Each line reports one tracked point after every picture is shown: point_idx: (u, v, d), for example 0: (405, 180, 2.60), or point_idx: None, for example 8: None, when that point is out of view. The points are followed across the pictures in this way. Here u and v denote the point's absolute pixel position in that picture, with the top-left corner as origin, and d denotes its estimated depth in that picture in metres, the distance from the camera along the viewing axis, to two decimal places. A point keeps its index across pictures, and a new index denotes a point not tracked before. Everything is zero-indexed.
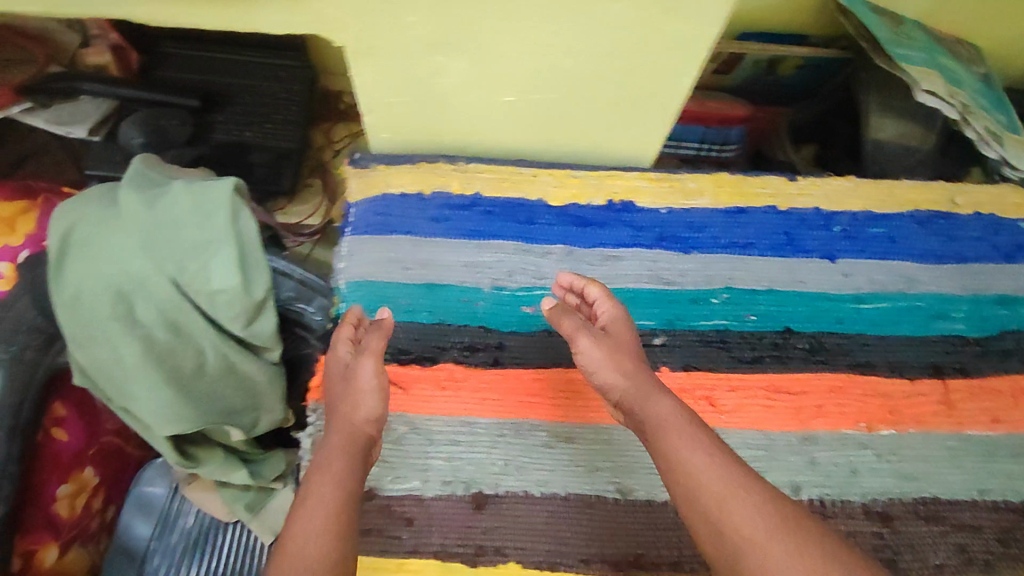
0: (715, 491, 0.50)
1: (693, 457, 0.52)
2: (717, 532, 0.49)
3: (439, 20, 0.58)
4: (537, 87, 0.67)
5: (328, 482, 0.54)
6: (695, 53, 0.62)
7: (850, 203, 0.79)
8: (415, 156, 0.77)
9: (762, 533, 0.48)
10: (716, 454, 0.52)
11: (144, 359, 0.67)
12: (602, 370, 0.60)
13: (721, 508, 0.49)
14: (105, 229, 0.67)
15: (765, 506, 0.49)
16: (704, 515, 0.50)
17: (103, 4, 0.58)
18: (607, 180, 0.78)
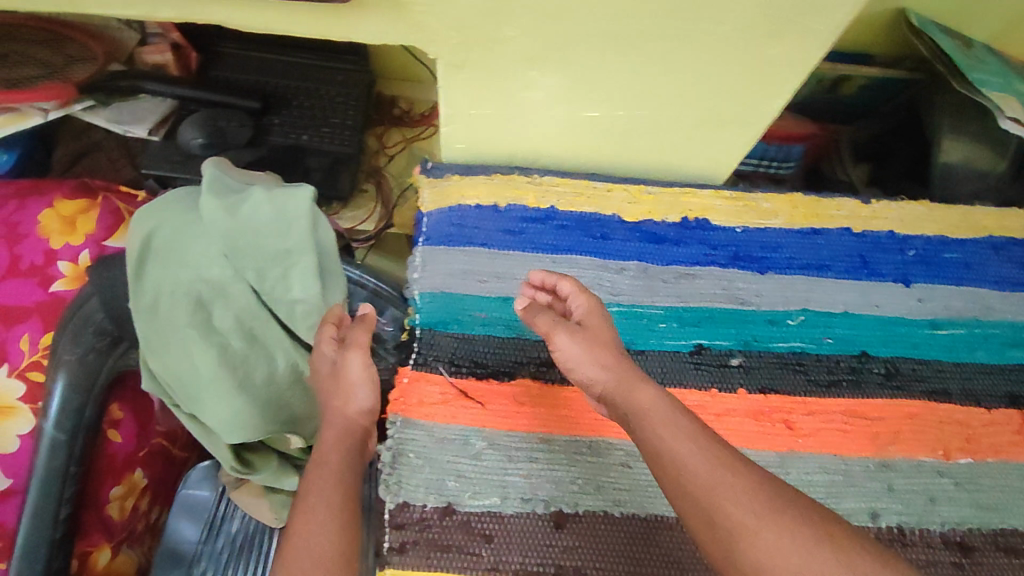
0: (696, 484, 0.49)
1: (679, 446, 0.51)
2: (708, 522, 0.48)
3: (542, 34, 0.57)
4: (626, 103, 0.66)
5: (327, 480, 0.55)
6: (796, 76, 0.61)
7: (925, 227, 0.78)
8: (488, 168, 0.76)
9: (756, 523, 0.47)
10: (702, 442, 0.52)
11: (219, 366, 0.67)
12: (585, 365, 0.58)
13: (710, 498, 0.48)
14: (187, 235, 0.67)
15: (756, 495, 0.48)
16: (692, 502, 0.49)
17: (199, 9, 0.57)
18: (683, 197, 0.77)
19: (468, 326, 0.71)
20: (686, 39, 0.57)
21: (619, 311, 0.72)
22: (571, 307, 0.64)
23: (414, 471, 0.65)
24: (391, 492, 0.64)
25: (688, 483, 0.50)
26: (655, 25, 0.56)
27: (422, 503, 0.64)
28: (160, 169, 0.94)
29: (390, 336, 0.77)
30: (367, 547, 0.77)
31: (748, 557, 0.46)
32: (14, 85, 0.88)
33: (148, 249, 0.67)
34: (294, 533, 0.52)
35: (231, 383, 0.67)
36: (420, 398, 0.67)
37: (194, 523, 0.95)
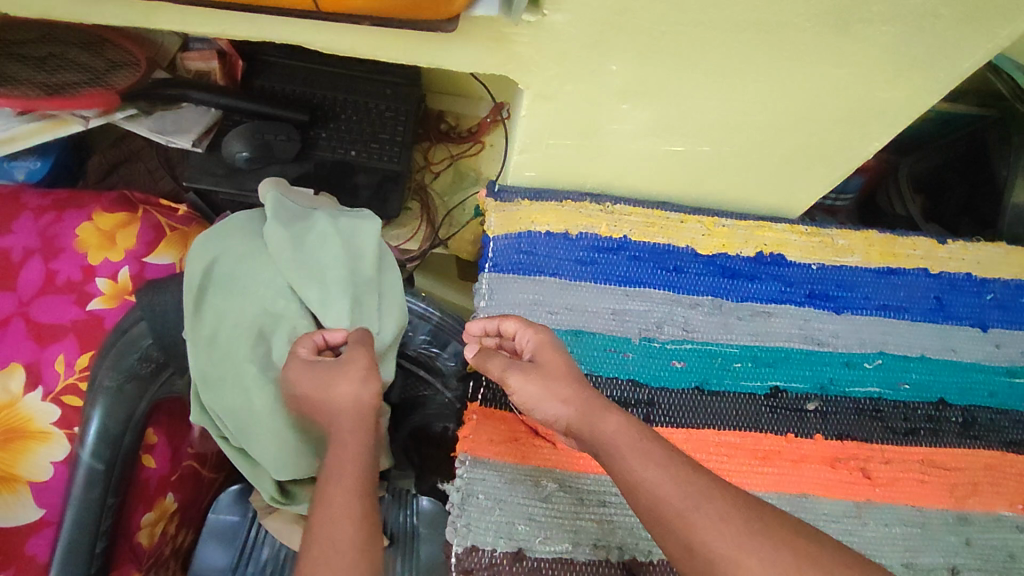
0: (657, 505, 0.47)
1: (645, 469, 0.48)
2: (687, 551, 0.45)
3: (645, 70, 0.56)
4: (712, 138, 0.65)
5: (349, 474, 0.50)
6: (892, 122, 0.60)
7: (1002, 271, 0.76)
8: (558, 194, 0.73)
9: (738, 552, 0.44)
10: (669, 462, 0.48)
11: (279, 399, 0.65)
12: (544, 403, 0.54)
13: (681, 525, 0.45)
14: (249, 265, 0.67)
15: (737, 526, 0.45)
16: (671, 534, 0.46)
17: (298, 30, 0.56)
18: (757, 231, 0.75)
19: None
20: (793, 80, 0.56)
21: (693, 349, 0.70)
22: (522, 345, 0.60)
23: (483, 514, 0.62)
24: (458, 535, 0.61)
25: (660, 509, 0.47)
26: (767, 65, 0.55)
27: (490, 548, 0.61)
28: (203, 183, 0.91)
29: (452, 370, 0.76)
30: None
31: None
32: (55, 91, 0.84)
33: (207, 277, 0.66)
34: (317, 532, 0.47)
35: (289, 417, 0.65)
36: (491, 436, 0.65)
37: (223, 550, 0.90)
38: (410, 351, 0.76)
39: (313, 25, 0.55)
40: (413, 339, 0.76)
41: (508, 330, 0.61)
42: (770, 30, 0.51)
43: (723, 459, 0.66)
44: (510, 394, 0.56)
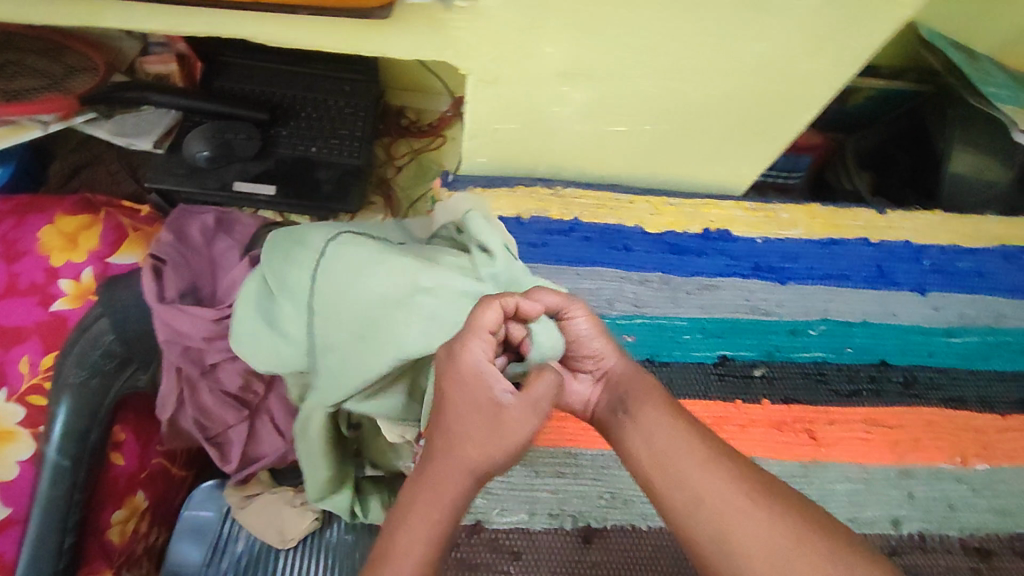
0: (668, 459, 0.48)
1: (657, 427, 0.50)
2: (694, 500, 0.46)
3: (578, 51, 0.59)
4: (651, 117, 0.67)
5: (429, 505, 0.45)
6: (819, 94, 0.63)
7: (939, 237, 0.79)
8: (511, 180, 0.76)
9: (743, 502, 0.45)
10: (676, 421, 0.50)
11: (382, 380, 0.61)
12: (589, 343, 0.55)
13: (689, 475, 0.47)
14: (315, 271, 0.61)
15: (744, 480, 0.47)
16: (679, 487, 0.47)
17: (242, 24, 0.58)
18: (704, 209, 0.77)
19: None
20: (719, 55, 0.59)
21: (643, 324, 0.72)
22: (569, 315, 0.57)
23: None
24: None
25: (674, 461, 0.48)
26: (691, 41, 0.57)
27: None
28: (165, 183, 0.92)
29: None
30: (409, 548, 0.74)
31: (739, 538, 0.44)
32: (14, 97, 0.85)
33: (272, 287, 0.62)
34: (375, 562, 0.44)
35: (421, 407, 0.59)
36: None
37: (197, 546, 0.91)
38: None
39: (257, 19, 0.57)
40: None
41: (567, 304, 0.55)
42: (690, 7, 0.54)
43: None
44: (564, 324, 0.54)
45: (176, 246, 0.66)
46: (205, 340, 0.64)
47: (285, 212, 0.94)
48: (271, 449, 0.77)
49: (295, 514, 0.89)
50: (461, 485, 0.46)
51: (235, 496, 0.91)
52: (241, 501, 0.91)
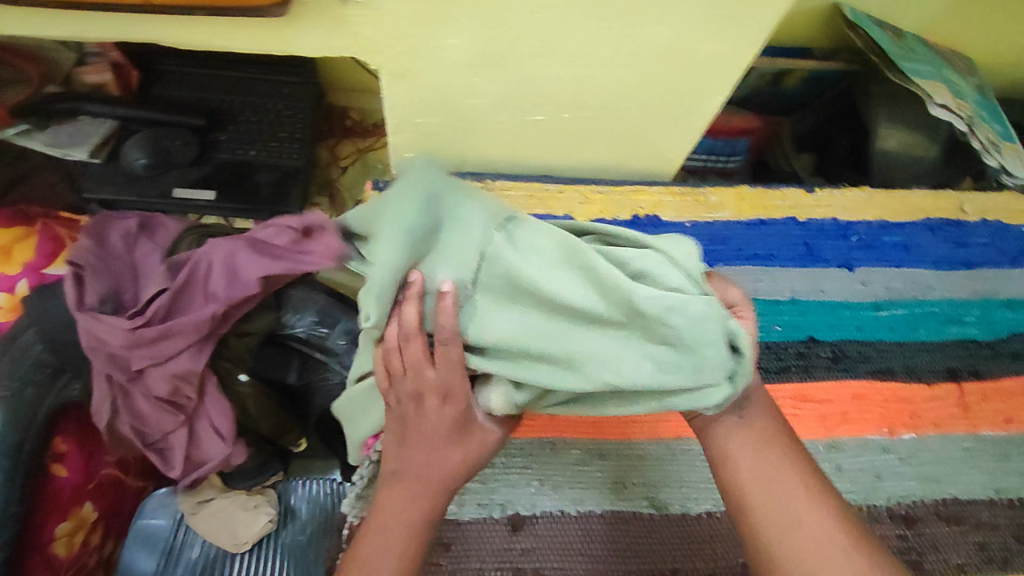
0: (774, 484, 0.51)
1: (769, 451, 0.53)
2: (793, 523, 0.50)
3: (485, 40, 0.59)
4: (569, 105, 0.68)
5: (403, 522, 0.52)
6: (728, 75, 0.64)
7: (866, 214, 0.80)
8: (440, 174, 0.77)
9: (831, 535, 0.50)
10: (787, 448, 0.53)
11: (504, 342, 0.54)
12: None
13: (790, 500, 0.51)
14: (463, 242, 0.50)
15: (836, 514, 0.51)
16: (780, 508, 0.51)
17: (145, 26, 0.57)
18: (632, 196, 0.78)
19: None
20: (622, 39, 0.59)
21: None
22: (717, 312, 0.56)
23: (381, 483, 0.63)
24: (352, 506, 0.63)
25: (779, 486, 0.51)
26: (592, 25, 0.58)
27: None
28: (104, 193, 0.91)
29: (341, 350, 0.74)
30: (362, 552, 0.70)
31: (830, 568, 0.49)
32: None
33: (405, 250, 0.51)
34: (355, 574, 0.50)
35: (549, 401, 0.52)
36: None
37: (150, 554, 0.90)
38: (298, 335, 0.73)
39: (159, 21, 0.57)
40: (296, 324, 0.72)
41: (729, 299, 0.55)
42: None
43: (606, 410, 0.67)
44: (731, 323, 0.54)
45: (95, 252, 0.67)
46: (126, 348, 0.64)
47: (224, 215, 0.93)
48: (212, 455, 0.74)
49: (248, 520, 0.89)
50: (422, 510, 0.52)
51: (190, 501, 0.90)
52: (195, 506, 0.90)
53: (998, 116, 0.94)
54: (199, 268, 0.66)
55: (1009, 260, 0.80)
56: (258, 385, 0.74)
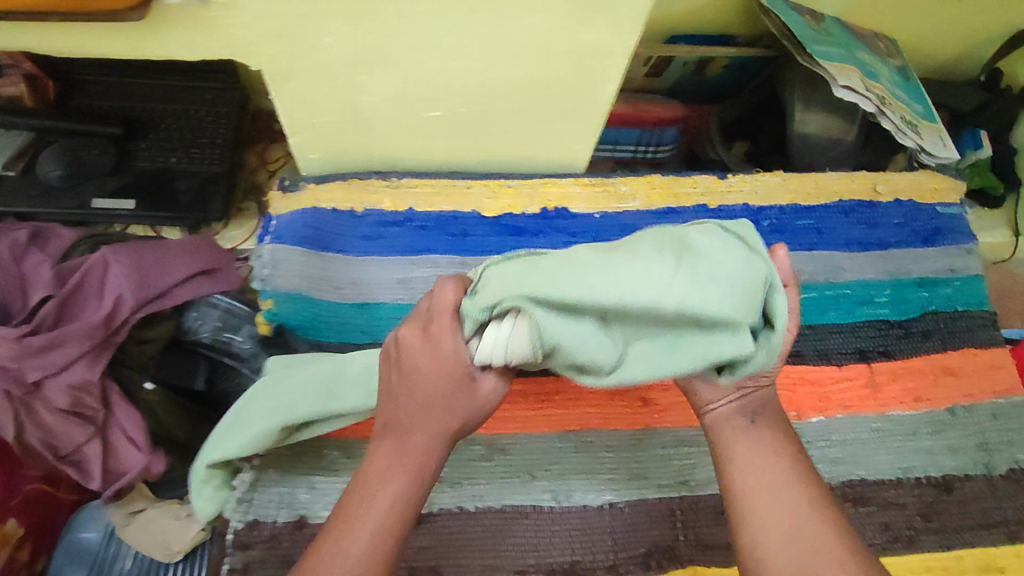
0: (773, 493, 0.46)
1: (777, 461, 0.47)
2: (789, 535, 0.45)
3: (360, 38, 0.58)
4: (462, 101, 0.67)
5: (380, 489, 0.44)
6: (614, 65, 0.63)
7: (779, 198, 0.80)
8: (345, 174, 0.76)
9: (837, 553, 0.44)
10: (796, 460, 0.48)
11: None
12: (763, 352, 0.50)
13: (790, 510, 0.46)
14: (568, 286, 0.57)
15: (849, 537, 0.46)
16: (782, 518, 0.45)
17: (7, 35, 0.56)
18: (541, 188, 0.77)
19: (323, 333, 0.69)
20: (499, 32, 0.59)
21: None
22: None
23: (268, 487, 0.63)
24: (236, 511, 0.62)
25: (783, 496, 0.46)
26: (465, 19, 0.57)
27: (272, 519, 0.62)
28: (19, 206, 0.88)
29: (248, 353, 0.75)
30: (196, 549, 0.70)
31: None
32: None
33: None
34: (321, 551, 0.42)
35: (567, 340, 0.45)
36: None
37: (81, 568, 0.89)
38: (202, 339, 0.74)
39: (19, 29, 0.55)
40: (199, 327, 0.74)
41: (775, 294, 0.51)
42: None
43: (510, 405, 0.68)
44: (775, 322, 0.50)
45: None
46: (13, 360, 0.63)
47: (146, 224, 0.92)
48: (132, 465, 0.73)
49: (178, 529, 0.88)
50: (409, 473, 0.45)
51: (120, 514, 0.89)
52: (126, 518, 0.88)
53: (919, 95, 0.94)
54: (88, 275, 0.68)
55: (921, 240, 0.81)
56: (166, 393, 0.73)
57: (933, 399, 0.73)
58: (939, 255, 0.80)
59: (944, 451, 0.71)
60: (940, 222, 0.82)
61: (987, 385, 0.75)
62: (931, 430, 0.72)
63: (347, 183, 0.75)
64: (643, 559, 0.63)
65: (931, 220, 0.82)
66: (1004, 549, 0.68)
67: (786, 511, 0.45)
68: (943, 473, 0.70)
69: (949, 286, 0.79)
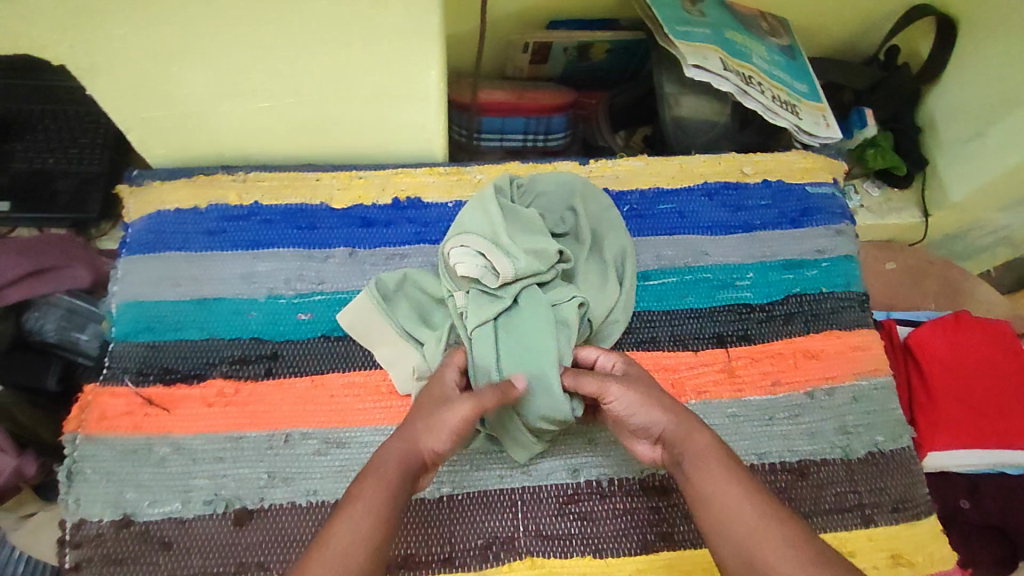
0: (725, 522, 0.50)
1: (723, 489, 0.51)
2: (747, 566, 0.48)
3: (151, 28, 0.57)
4: (287, 90, 0.66)
5: (384, 475, 0.52)
6: (426, 46, 0.62)
7: (640, 182, 0.80)
8: (193, 169, 0.75)
9: (791, 567, 0.46)
10: (739, 482, 0.51)
11: (509, 265, 0.63)
12: (637, 414, 0.56)
13: (746, 540, 0.49)
14: (542, 329, 0.62)
15: (800, 546, 0.48)
16: (734, 547, 0.49)
17: None
18: (394, 178, 0.77)
19: (161, 332, 0.69)
20: (293, 17, 0.58)
21: (322, 301, 0.71)
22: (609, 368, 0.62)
23: (90, 487, 0.63)
24: (68, 510, 0.62)
25: (732, 531, 0.50)
26: (250, 5, 0.56)
27: (97, 518, 0.62)
28: None
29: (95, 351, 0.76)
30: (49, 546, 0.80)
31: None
32: None
33: (513, 384, 0.61)
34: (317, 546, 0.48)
35: (528, 198, 0.74)
36: (103, 412, 0.65)
37: None
38: (49, 338, 0.75)
39: None
40: (44, 328, 0.75)
41: (589, 357, 0.63)
42: None
43: (349, 400, 0.67)
44: (607, 405, 0.58)
45: None
46: None
47: (25, 226, 0.89)
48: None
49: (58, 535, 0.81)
50: (400, 465, 0.53)
51: (10, 518, 0.81)
52: (17, 521, 0.81)
53: (803, 75, 0.91)
54: None
55: (789, 221, 0.80)
56: (17, 395, 0.73)
57: (793, 382, 0.72)
58: (807, 236, 0.79)
59: (802, 436, 0.70)
60: (809, 203, 0.81)
61: (850, 367, 0.74)
62: (789, 415, 0.70)
63: (194, 179, 0.75)
64: (481, 551, 0.63)
65: (799, 201, 0.81)
66: (858, 534, 0.67)
67: (733, 539, 0.49)
68: (799, 458, 0.69)
69: (816, 267, 0.78)
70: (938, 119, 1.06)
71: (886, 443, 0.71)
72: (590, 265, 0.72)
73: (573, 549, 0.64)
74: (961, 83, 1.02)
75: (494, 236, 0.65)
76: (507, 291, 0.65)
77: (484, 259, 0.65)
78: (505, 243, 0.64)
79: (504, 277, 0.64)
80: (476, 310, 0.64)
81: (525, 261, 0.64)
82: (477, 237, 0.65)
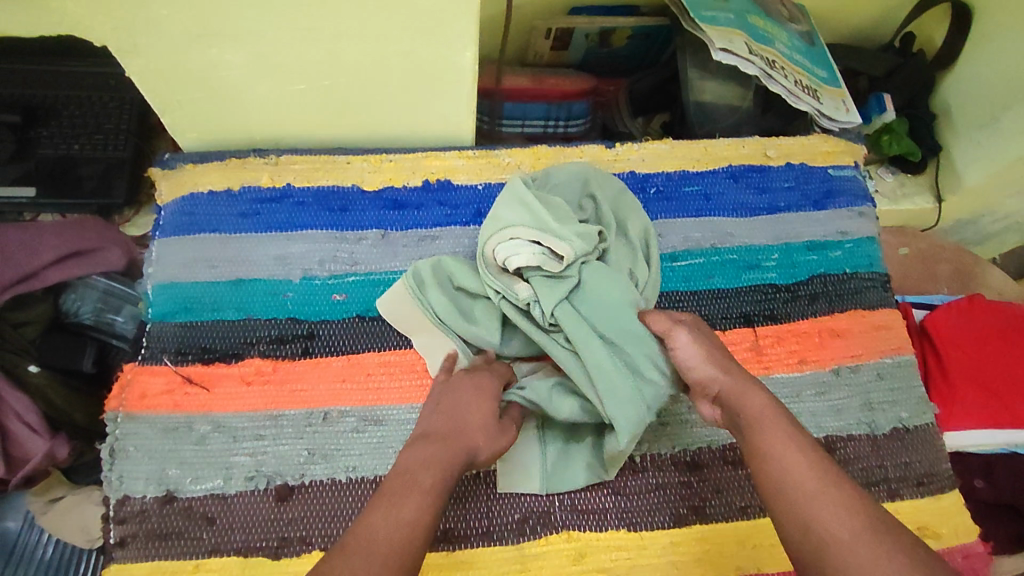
0: (781, 480, 0.50)
1: (785, 450, 0.51)
2: (802, 525, 0.47)
3: (196, 11, 0.57)
4: (325, 73, 0.67)
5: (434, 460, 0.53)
6: (465, 29, 0.63)
7: (666, 165, 0.81)
8: (224, 152, 0.76)
9: (850, 530, 0.45)
10: (802, 446, 0.51)
11: (567, 245, 0.64)
12: (698, 367, 0.59)
13: (803, 501, 0.48)
14: (620, 291, 0.65)
15: (859, 514, 0.46)
16: (788, 508, 0.48)
17: None
18: (423, 161, 0.77)
19: (198, 313, 0.69)
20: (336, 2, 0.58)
21: (356, 282, 0.72)
22: None
23: (134, 463, 0.64)
24: (111, 486, 0.63)
25: (782, 490, 0.49)
26: None
27: (141, 494, 0.63)
28: None
29: (130, 333, 0.79)
30: (88, 526, 0.77)
31: (835, 562, 0.44)
32: None
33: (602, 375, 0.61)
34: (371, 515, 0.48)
35: (544, 190, 0.73)
36: (143, 390, 0.66)
37: None
38: (85, 321, 0.78)
39: None
40: (80, 310, 0.78)
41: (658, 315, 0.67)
42: None
43: (384, 378, 0.68)
44: (672, 351, 0.61)
45: None
46: None
47: (50, 211, 0.89)
48: (33, 450, 0.73)
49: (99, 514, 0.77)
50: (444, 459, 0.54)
51: (37, 503, 0.78)
52: (43, 506, 0.78)
53: (823, 60, 0.92)
54: None
55: (812, 203, 0.81)
56: (54, 376, 0.74)
57: (820, 360, 0.73)
58: (830, 218, 0.81)
59: (828, 412, 0.71)
60: (831, 185, 0.83)
61: (873, 346, 0.75)
62: (815, 391, 0.72)
63: (226, 162, 0.75)
64: (519, 525, 0.64)
65: (822, 183, 0.83)
66: (883, 506, 0.68)
67: (786, 497, 0.48)
68: (826, 433, 0.70)
69: (839, 249, 0.79)
70: (952, 106, 1.08)
71: (910, 419, 0.73)
72: (618, 247, 0.71)
73: (609, 522, 0.65)
74: (977, 69, 1.03)
75: (539, 222, 0.66)
76: (571, 270, 0.66)
77: (538, 246, 0.65)
78: (555, 226, 0.65)
79: (567, 258, 0.64)
80: (547, 295, 0.64)
81: (580, 241, 0.65)
82: (525, 227, 0.65)
